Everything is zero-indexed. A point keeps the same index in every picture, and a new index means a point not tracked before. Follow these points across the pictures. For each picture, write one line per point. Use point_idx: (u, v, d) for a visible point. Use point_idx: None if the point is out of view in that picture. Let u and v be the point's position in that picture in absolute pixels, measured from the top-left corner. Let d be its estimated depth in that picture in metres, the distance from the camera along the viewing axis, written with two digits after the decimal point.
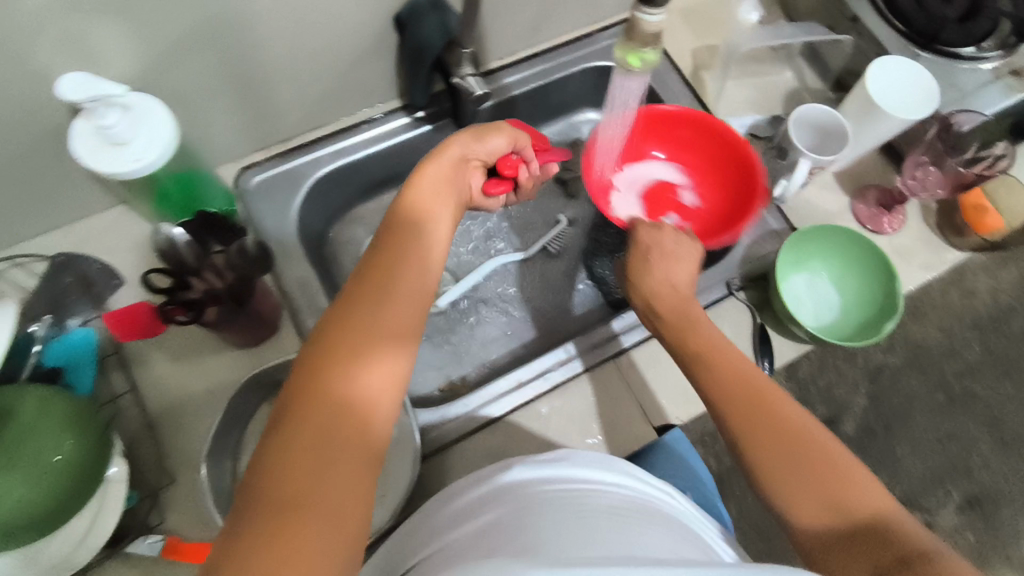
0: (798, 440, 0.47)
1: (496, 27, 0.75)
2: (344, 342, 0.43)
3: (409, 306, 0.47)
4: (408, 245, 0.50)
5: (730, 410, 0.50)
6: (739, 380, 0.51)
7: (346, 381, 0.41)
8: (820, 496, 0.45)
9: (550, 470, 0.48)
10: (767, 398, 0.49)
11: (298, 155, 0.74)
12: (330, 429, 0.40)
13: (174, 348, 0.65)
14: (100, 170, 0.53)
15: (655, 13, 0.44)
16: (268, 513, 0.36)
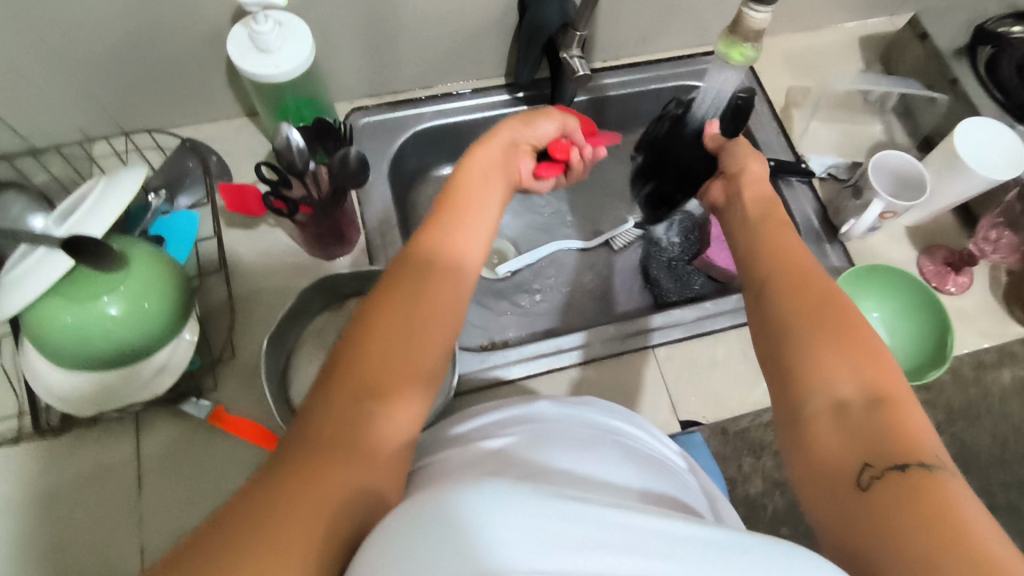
0: (829, 315, 0.43)
1: (607, 29, 0.81)
2: (362, 370, 0.42)
3: (442, 328, 0.48)
4: (455, 260, 0.51)
5: (774, 282, 0.47)
6: (798, 260, 0.49)
7: (370, 384, 0.42)
8: (842, 362, 0.41)
9: (571, 411, 0.50)
10: (812, 278, 0.46)
11: (405, 107, 0.81)
12: (357, 428, 0.40)
13: (259, 246, 0.71)
14: (246, 69, 0.61)
15: (761, 11, 0.48)
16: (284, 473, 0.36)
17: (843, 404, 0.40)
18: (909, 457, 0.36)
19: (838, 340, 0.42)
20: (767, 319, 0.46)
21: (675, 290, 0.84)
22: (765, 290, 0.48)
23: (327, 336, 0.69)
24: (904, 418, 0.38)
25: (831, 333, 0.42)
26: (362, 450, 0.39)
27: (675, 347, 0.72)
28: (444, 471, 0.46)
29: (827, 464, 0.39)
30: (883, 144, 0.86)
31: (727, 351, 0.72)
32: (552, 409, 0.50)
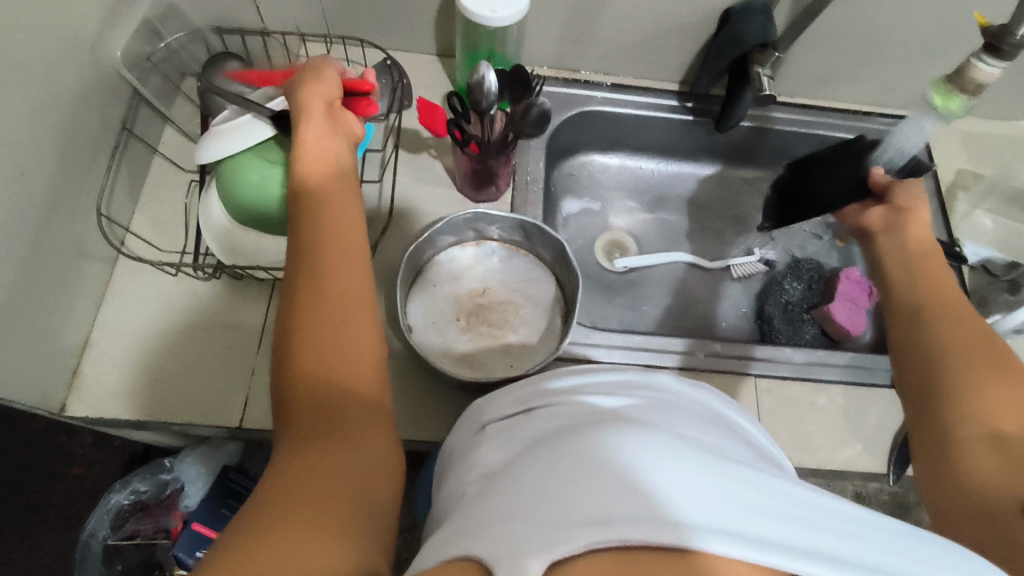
0: (994, 363, 0.45)
1: (796, 62, 0.82)
2: (300, 336, 0.41)
3: (361, 282, 0.44)
4: (338, 216, 0.47)
5: (931, 333, 0.49)
6: (954, 309, 0.50)
7: (318, 357, 0.41)
8: (1005, 403, 0.43)
9: (691, 390, 0.47)
10: (970, 321, 0.49)
11: (579, 87, 0.85)
12: (324, 398, 0.40)
13: (415, 172, 0.76)
14: (467, 6, 0.66)
15: (993, 65, 0.49)
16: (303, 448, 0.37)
17: (1009, 444, 0.42)
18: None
19: (1003, 381, 0.44)
20: (924, 359, 0.48)
21: (787, 334, 0.82)
22: (919, 325, 0.50)
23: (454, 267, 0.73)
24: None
25: (1002, 373, 0.45)
26: (338, 417, 0.39)
27: (777, 381, 0.72)
28: (561, 414, 0.43)
29: (983, 490, 0.41)
30: None
31: (829, 401, 0.71)
32: (673, 384, 0.48)
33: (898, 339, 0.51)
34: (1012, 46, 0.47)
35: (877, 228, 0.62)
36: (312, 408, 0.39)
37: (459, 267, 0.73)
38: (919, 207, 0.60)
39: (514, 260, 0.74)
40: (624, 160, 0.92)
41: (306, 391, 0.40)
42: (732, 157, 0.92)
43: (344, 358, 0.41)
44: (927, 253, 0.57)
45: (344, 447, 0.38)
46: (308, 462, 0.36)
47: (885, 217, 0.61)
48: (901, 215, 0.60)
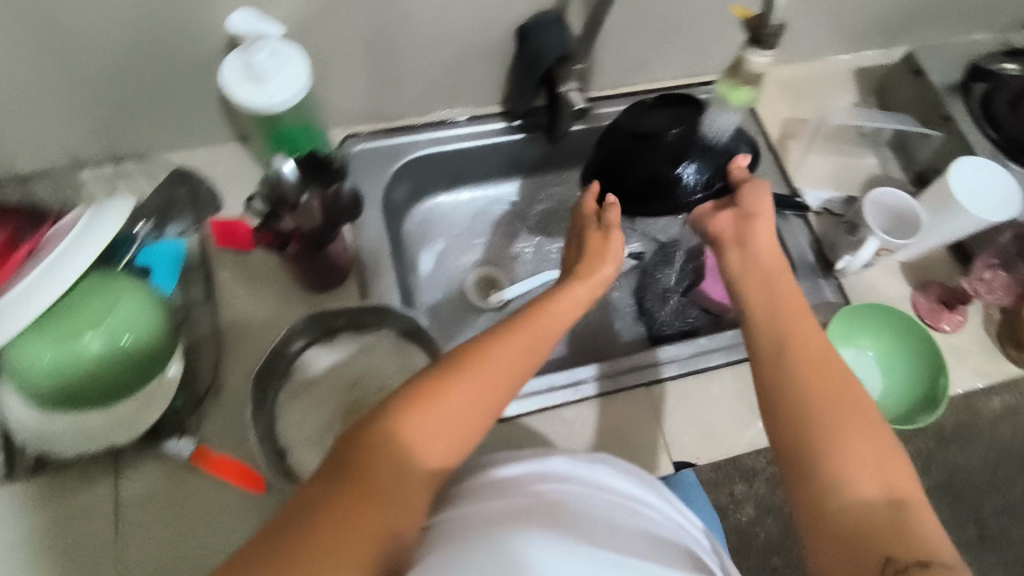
0: (844, 404, 0.47)
1: (605, 56, 0.81)
2: (402, 440, 0.42)
3: (485, 404, 0.46)
4: (500, 344, 0.49)
5: (786, 369, 0.49)
6: (810, 345, 0.50)
7: (410, 439, 0.42)
8: (857, 455, 0.44)
9: (588, 469, 0.48)
10: (825, 353, 0.50)
11: (400, 135, 0.81)
12: (377, 480, 0.40)
13: (246, 276, 0.70)
14: (241, 100, 0.60)
15: (763, 55, 0.48)
16: (331, 508, 0.39)
17: (866, 503, 0.43)
18: (916, 557, 0.40)
19: (855, 427, 0.45)
20: (783, 402, 0.48)
21: (670, 322, 0.83)
22: (780, 364, 0.49)
23: (314, 369, 0.67)
24: (917, 516, 0.42)
25: (860, 427, 0.45)
26: (375, 500, 0.40)
27: (669, 384, 0.72)
28: (464, 525, 0.41)
29: (850, 554, 0.42)
30: (878, 177, 0.85)
31: (722, 386, 0.72)
32: (571, 465, 0.48)
33: (761, 375, 0.50)
34: (771, 35, 0.47)
35: (727, 236, 0.58)
36: (360, 475, 0.40)
37: (320, 368, 0.67)
38: (764, 214, 0.58)
39: (378, 340, 0.69)
40: (472, 190, 0.89)
41: (373, 462, 0.41)
42: (575, 159, 0.91)
43: (425, 454, 0.43)
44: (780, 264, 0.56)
45: (370, 529, 0.38)
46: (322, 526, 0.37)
47: (736, 225, 0.58)
48: (748, 225, 0.57)
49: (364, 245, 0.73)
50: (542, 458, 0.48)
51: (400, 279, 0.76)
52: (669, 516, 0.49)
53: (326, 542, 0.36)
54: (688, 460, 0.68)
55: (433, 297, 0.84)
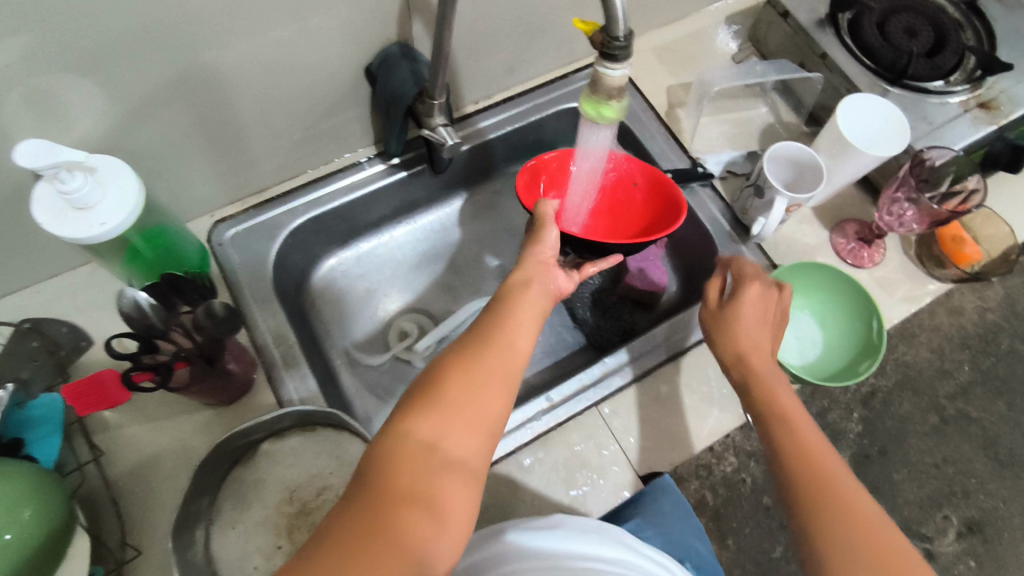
0: (848, 510, 0.49)
1: (469, 71, 0.76)
2: (449, 395, 0.43)
3: (506, 376, 0.46)
4: (522, 303, 0.52)
5: (800, 487, 0.51)
6: (801, 441, 0.54)
7: (445, 413, 0.42)
8: (866, 568, 0.46)
9: (543, 539, 0.45)
10: (825, 460, 0.52)
11: (273, 207, 0.74)
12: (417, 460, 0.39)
13: (142, 413, 0.63)
14: (61, 234, 0.52)
15: (617, 67, 0.46)
16: (381, 507, 0.37)
17: None
18: None
19: (874, 539, 0.47)
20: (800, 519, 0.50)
21: (606, 325, 0.80)
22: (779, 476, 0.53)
23: (245, 491, 0.61)
24: None
25: (862, 521, 0.48)
26: (421, 489, 0.38)
27: (618, 397, 0.69)
28: None
29: None
30: (772, 126, 0.84)
31: (670, 385, 0.70)
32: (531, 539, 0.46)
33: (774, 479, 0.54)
34: (621, 48, 0.44)
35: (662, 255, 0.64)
36: (399, 461, 0.39)
37: (251, 488, 0.62)
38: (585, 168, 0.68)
39: (307, 439, 0.64)
40: (372, 241, 0.85)
41: (401, 455, 0.39)
42: (469, 179, 0.86)
43: (467, 442, 0.42)
44: (746, 337, 0.61)
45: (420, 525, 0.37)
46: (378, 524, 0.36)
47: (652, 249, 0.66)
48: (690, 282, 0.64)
49: (263, 339, 0.67)
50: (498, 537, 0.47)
51: (315, 363, 0.70)
52: (646, 568, 0.46)
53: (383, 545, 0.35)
54: (654, 468, 0.67)
55: (359, 364, 0.78)
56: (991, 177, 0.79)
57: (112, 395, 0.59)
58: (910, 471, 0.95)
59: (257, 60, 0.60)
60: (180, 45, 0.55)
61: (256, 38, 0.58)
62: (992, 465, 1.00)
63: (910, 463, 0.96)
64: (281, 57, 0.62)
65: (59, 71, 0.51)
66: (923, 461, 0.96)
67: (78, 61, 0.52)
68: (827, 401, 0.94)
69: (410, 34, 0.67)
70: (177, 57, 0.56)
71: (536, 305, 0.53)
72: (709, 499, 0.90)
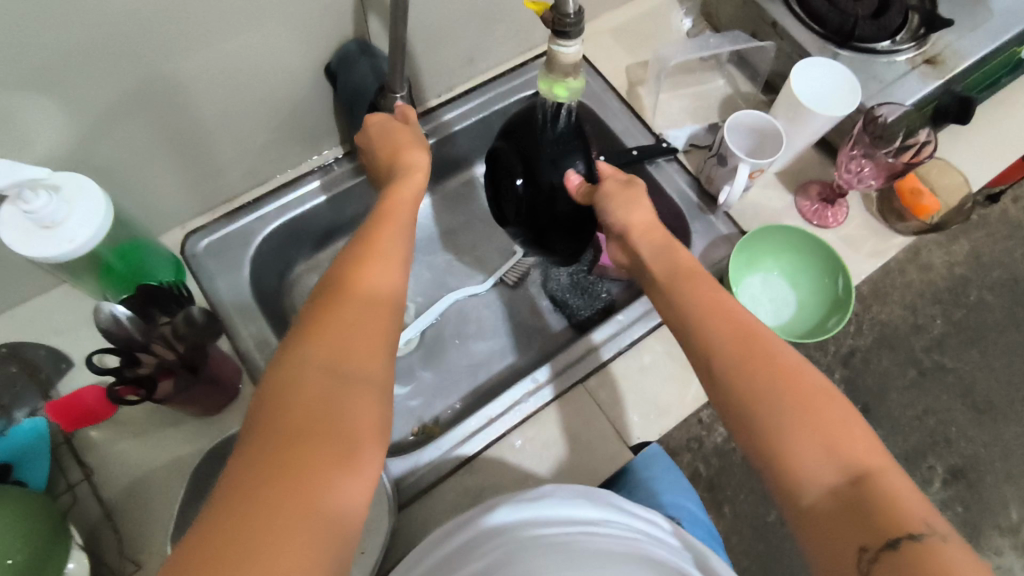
0: (794, 378, 0.46)
1: (429, 64, 0.77)
2: (325, 346, 0.40)
3: (388, 321, 0.44)
4: (392, 242, 0.49)
5: (735, 372, 0.47)
6: (729, 317, 0.50)
7: (322, 370, 0.39)
8: (812, 449, 0.43)
9: (532, 511, 0.47)
10: (764, 341, 0.48)
11: (244, 214, 0.74)
12: (314, 420, 0.37)
13: (129, 427, 0.63)
14: (32, 254, 0.51)
15: (570, 44, 0.47)
16: (269, 469, 0.34)
17: (818, 486, 0.42)
18: (904, 529, 0.38)
19: (820, 419, 0.44)
20: (735, 408, 0.46)
21: (585, 304, 0.82)
22: (705, 355, 0.50)
23: None
24: (893, 496, 0.40)
25: (806, 393, 0.45)
26: (324, 435, 0.36)
27: (602, 372, 0.71)
28: None
29: (829, 530, 0.40)
30: (731, 97, 0.86)
31: (653, 355, 0.72)
32: (512, 514, 0.48)
33: (701, 357, 0.50)
34: (573, 26, 0.45)
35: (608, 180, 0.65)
36: (286, 423, 0.36)
37: None
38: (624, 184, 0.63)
39: None
40: (346, 242, 0.85)
41: (301, 394, 0.38)
42: (439, 172, 0.87)
43: (362, 398, 0.39)
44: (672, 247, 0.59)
45: (318, 489, 0.34)
46: (285, 469, 0.34)
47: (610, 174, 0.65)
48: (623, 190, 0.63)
49: (246, 347, 0.67)
50: (486, 511, 0.49)
51: None
52: (637, 527, 0.48)
53: (281, 522, 0.32)
54: (644, 439, 0.68)
55: None
56: (943, 132, 0.82)
57: (94, 412, 0.58)
58: (892, 425, 0.98)
59: (215, 69, 0.61)
60: (137, 57, 0.55)
61: (214, 46, 0.58)
62: (969, 412, 1.03)
63: (893, 417, 0.98)
64: (239, 64, 0.62)
65: (17, 91, 0.51)
66: (904, 415, 0.99)
67: (35, 80, 0.51)
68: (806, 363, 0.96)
69: (368, 30, 0.67)
70: (134, 67, 0.56)
71: (405, 237, 0.51)
72: (702, 471, 0.91)
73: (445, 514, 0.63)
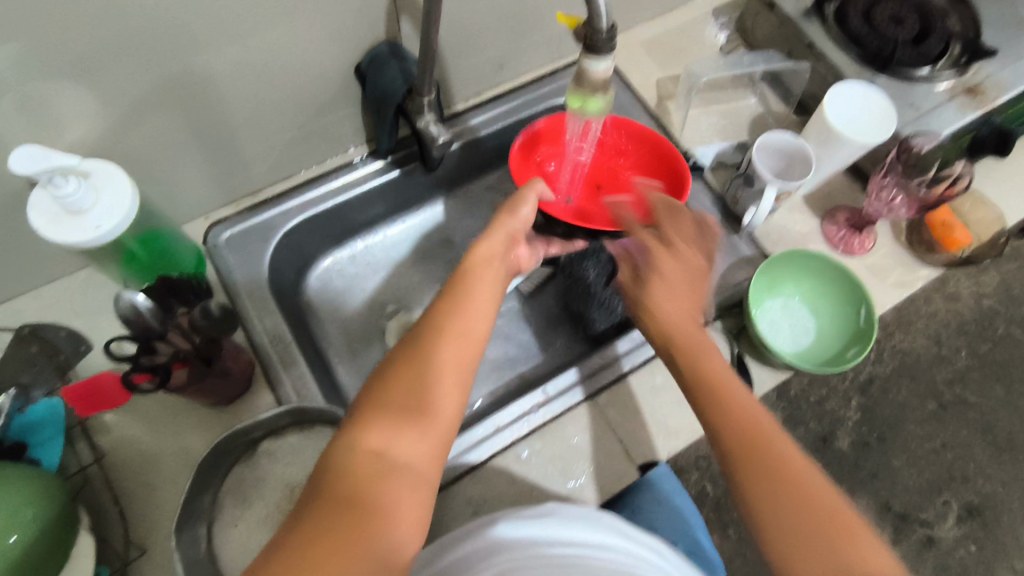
0: (787, 466, 0.50)
1: (458, 69, 0.77)
2: (396, 395, 0.45)
3: (458, 372, 0.48)
4: (472, 292, 0.53)
5: (732, 454, 0.51)
6: (736, 402, 0.54)
7: (395, 422, 0.44)
8: (806, 532, 0.46)
9: (535, 530, 0.46)
10: (763, 428, 0.52)
11: (267, 209, 0.74)
12: (369, 480, 0.41)
13: (142, 413, 0.64)
14: (58, 238, 0.52)
15: (601, 60, 0.46)
16: (336, 505, 0.39)
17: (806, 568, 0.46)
18: None
19: (811, 505, 0.47)
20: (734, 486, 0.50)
21: (603, 317, 0.78)
22: (709, 429, 0.54)
23: (246, 490, 0.62)
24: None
25: (798, 479, 0.49)
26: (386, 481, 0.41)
27: (614, 388, 0.70)
28: None
29: None
30: (761, 116, 0.85)
31: (666, 374, 0.71)
32: (515, 529, 0.46)
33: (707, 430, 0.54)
34: (604, 41, 0.45)
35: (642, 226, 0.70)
36: (355, 468, 0.41)
37: (252, 486, 0.62)
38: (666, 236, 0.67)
39: (306, 438, 0.63)
40: (365, 241, 0.86)
41: (371, 440, 0.43)
42: (462, 176, 0.87)
43: (419, 445, 0.44)
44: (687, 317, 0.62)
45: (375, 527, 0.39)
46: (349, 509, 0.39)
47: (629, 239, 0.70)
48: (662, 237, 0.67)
49: (261, 340, 0.68)
50: (488, 525, 0.48)
51: (312, 362, 0.71)
52: (641, 554, 0.47)
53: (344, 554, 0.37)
54: (652, 458, 0.67)
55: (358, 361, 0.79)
56: (978, 162, 0.80)
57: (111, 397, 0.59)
58: (908, 458, 0.95)
59: (245, 65, 0.61)
60: (169, 50, 0.56)
61: (246, 42, 0.59)
62: (990, 449, 1.00)
63: (909, 449, 0.96)
64: (270, 61, 0.62)
65: (52, 78, 0.52)
66: (922, 448, 0.97)
67: (70, 68, 0.52)
68: (823, 389, 0.95)
69: (398, 32, 0.68)
70: (167, 59, 0.56)
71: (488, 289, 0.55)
72: (709, 492, 0.90)
73: (447, 521, 0.63)
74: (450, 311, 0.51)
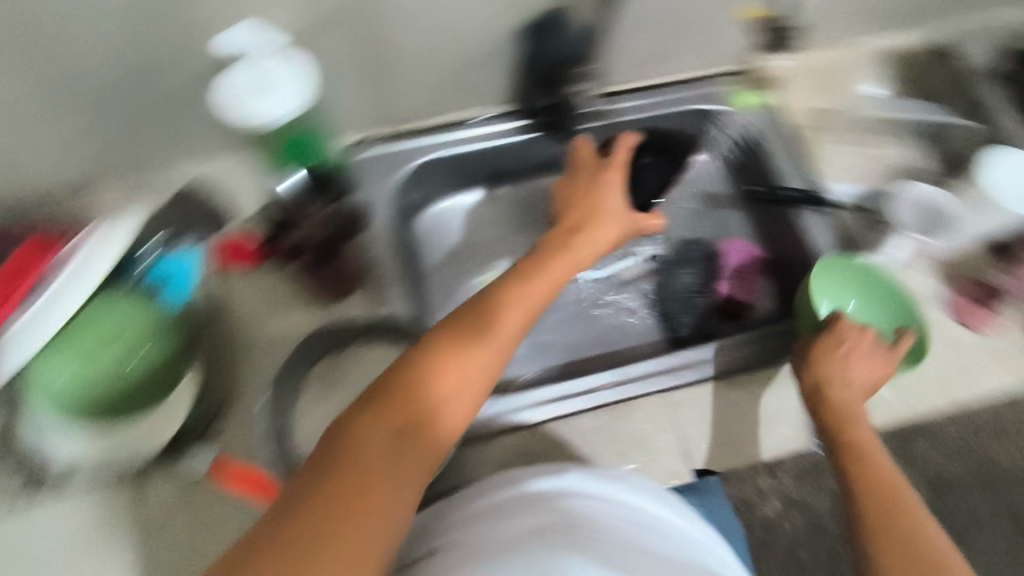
0: (923, 542, 0.50)
1: (616, 51, 0.79)
2: (437, 366, 0.50)
3: (497, 355, 0.53)
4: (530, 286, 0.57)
5: (866, 526, 0.52)
6: (885, 480, 0.55)
7: (428, 390, 0.49)
8: None
9: (599, 487, 0.50)
10: (903, 499, 0.53)
11: (406, 139, 0.79)
12: (390, 438, 0.47)
13: (258, 288, 0.70)
14: (248, 113, 0.59)
15: None
16: (356, 462, 0.45)
17: None
18: None
19: (934, 570, 0.48)
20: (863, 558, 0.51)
21: (689, 322, 0.81)
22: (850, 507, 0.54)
23: (328, 381, 0.67)
24: None
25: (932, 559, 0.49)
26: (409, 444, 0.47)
27: (687, 391, 0.70)
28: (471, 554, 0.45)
29: None
30: (908, 167, 0.82)
31: (744, 391, 0.70)
32: (579, 481, 0.50)
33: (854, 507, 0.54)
34: None
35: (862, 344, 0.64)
36: (386, 425, 0.47)
37: (334, 379, 0.67)
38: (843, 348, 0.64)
39: (392, 349, 0.67)
40: (475, 195, 0.88)
41: (406, 400, 0.49)
42: None
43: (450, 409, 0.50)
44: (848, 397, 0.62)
45: (387, 485, 0.45)
46: (366, 469, 0.45)
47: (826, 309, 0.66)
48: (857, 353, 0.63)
49: (373, 253, 0.73)
50: (554, 471, 0.52)
51: (411, 286, 0.75)
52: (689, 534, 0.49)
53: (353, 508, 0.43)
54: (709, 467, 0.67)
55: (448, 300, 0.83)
56: None
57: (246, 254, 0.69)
58: None
59: None
60: None
61: None
62: None
63: None
64: None
65: None
66: None
67: None
68: None
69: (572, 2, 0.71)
70: None
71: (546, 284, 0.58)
72: None
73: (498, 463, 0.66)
74: (507, 299, 0.55)
